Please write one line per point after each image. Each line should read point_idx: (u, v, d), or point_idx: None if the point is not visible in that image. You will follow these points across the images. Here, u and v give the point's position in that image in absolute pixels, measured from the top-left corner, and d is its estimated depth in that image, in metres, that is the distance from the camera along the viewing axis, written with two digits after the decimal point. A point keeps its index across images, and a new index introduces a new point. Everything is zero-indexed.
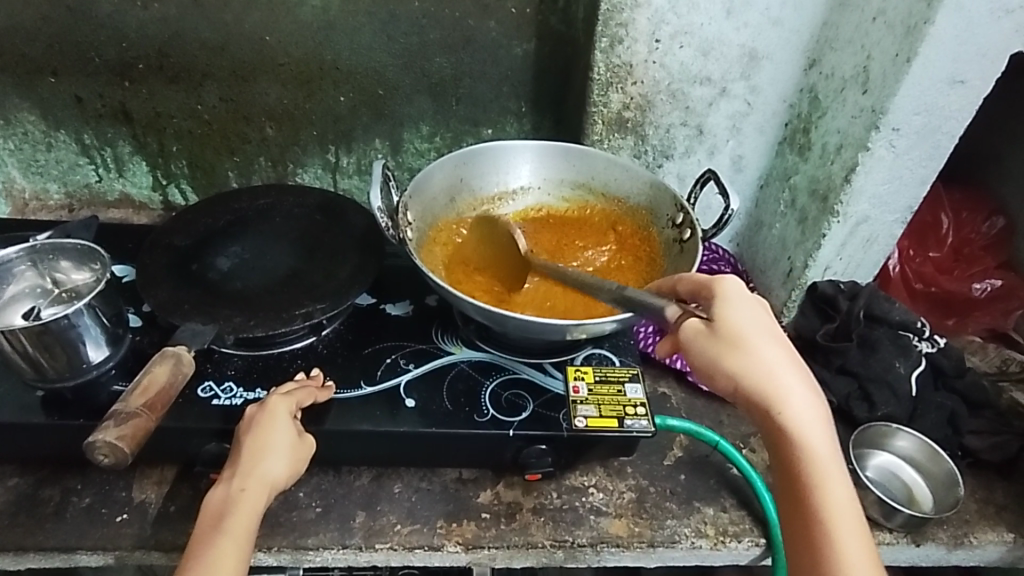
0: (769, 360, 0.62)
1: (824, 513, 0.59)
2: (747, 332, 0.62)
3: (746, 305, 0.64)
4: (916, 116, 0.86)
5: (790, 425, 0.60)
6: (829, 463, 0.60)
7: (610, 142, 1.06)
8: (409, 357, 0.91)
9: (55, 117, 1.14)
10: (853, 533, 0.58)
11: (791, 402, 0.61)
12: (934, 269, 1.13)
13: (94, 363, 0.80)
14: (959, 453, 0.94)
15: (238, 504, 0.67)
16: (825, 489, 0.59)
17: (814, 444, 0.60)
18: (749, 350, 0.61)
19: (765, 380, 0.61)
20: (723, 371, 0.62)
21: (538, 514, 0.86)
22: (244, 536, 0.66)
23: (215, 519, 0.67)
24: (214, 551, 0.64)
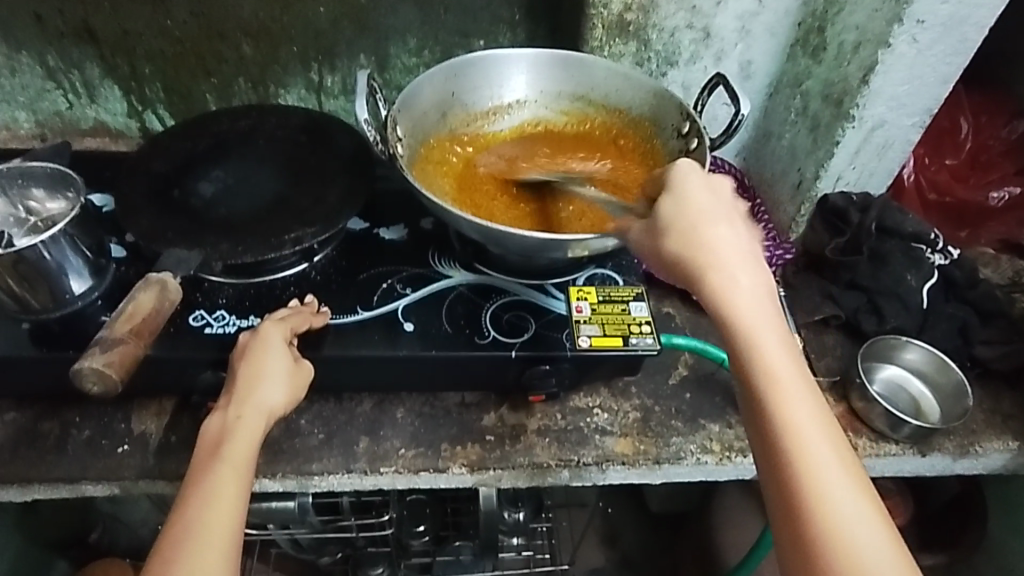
0: (712, 242, 0.57)
1: (773, 408, 0.52)
2: (671, 218, 0.59)
3: (691, 189, 0.60)
4: (943, 6, 0.79)
5: (728, 313, 0.55)
6: (785, 359, 0.53)
7: (611, 49, 0.98)
8: (406, 281, 0.88)
9: (14, 38, 1.07)
10: (818, 446, 0.50)
11: (725, 286, 0.55)
12: (949, 177, 1.10)
13: (77, 294, 0.77)
14: (968, 364, 0.93)
15: (237, 431, 0.66)
16: (778, 381, 0.52)
17: (762, 333, 0.53)
18: (671, 232, 0.58)
19: (696, 264, 0.56)
20: (657, 260, 0.60)
21: (543, 435, 0.85)
22: (245, 462, 0.64)
23: (214, 447, 0.65)
24: (215, 476, 0.62)
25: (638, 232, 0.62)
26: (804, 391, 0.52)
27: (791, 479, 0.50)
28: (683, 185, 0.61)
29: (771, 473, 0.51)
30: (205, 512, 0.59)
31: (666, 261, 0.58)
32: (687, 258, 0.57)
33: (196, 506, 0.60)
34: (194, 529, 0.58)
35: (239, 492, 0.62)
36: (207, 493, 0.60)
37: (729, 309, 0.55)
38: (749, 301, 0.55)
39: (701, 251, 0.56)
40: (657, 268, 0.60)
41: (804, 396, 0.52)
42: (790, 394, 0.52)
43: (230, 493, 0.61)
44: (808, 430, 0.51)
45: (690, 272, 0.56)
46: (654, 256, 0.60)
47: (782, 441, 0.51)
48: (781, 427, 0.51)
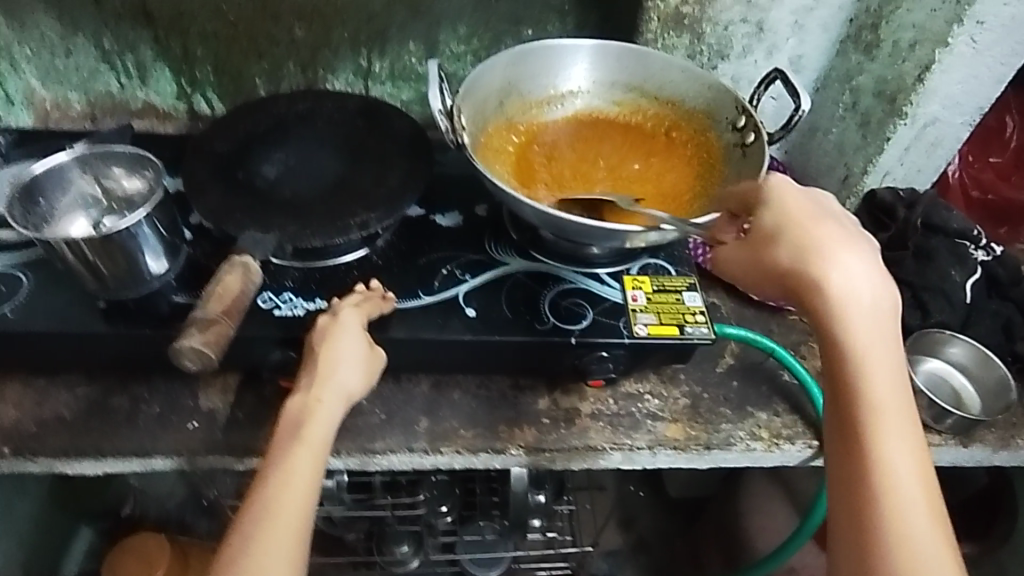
0: (838, 259, 0.62)
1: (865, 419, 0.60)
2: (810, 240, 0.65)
3: (792, 198, 0.66)
4: (1005, 7, 0.81)
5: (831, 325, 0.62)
6: (886, 375, 0.60)
7: (665, 41, 1.00)
8: (465, 267, 0.90)
9: (72, 18, 1.08)
10: (901, 448, 0.59)
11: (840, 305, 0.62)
12: (994, 175, 1.11)
13: (155, 274, 0.80)
14: (1010, 359, 0.95)
15: (314, 414, 0.70)
16: (869, 394, 0.60)
17: (857, 346, 0.61)
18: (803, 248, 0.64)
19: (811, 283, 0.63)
20: (765, 274, 0.66)
21: (596, 419, 0.88)
22: (319, 445, 0.68)
23: (292, 427, 0.69)
24: (293, 457, 0.66)
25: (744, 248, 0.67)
26: (893, 400, 0.60)
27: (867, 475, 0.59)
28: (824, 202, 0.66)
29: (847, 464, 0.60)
30: (279, 490, 0.64)
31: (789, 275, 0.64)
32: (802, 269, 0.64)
33: (273, 484, 0.64)
34: (270, 505, 0.63)
35: (312, 474, 0.66)
36: (284, 473, 0.65)
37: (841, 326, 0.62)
38: (852, 321, 0.61)
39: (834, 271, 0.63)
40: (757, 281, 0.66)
41: (894, 420, 0.60)
42: (887, 420, 0.60)
43: (305, 476, 0.66)
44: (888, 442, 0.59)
45: (810, 285, 0.61)
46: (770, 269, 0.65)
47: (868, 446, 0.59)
48: (868, 439, 0.59)
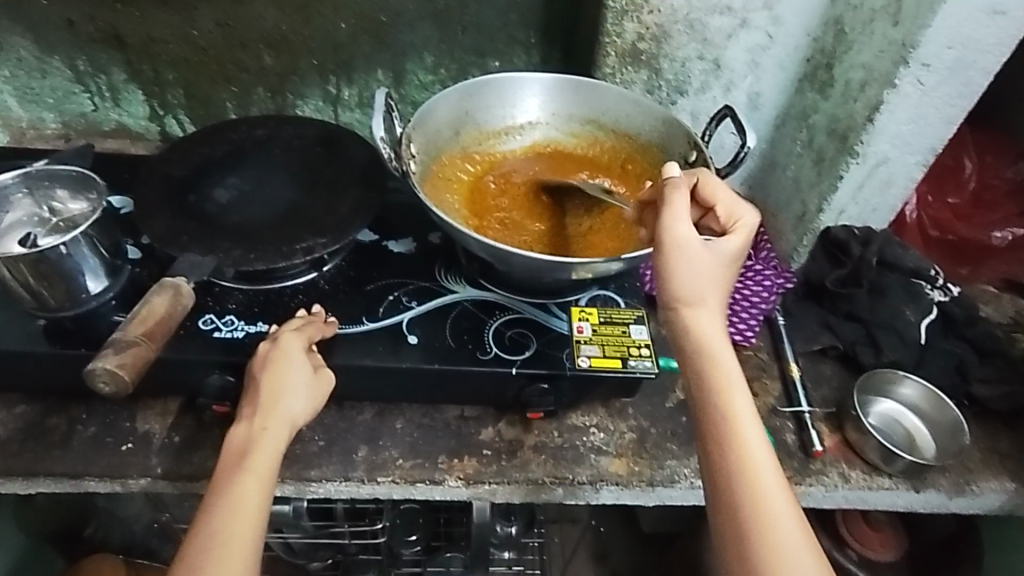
0: (701, 263, 0.64)
1: (732, 433, 0.61)
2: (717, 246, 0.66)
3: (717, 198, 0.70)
4: (948, 51, 0.82)
5: (701, 335, 0.64)
6: (735, 377, 0.63)
7: (622, 76, 1.01)
8: (412, 294, 0.89)
9: (47, 42, 1.10)
10: (756, 437, 0.61)
11: (704, 319, 0.65)
12: (952, 215, 1.12)
13: (93, 293, 0.80)
14: (966, 402, 0.94)
15: (261, 443, 0.69)
16: (735, 406, 0.62)
17: (725, 358, 0.63)
18: (717, 254, 0.65)
19: (707, 290, 0.65)
20: (693, 257, 0.64)
21: (539, 452, 0.86)
22: (265, 473, 0.68)
23: (238, 457, 0.68)
24: (241, 487, 0.65)
25: (684, 226, 0.64)
26: (742, 397, 0.63)
27: (742, 487, 0.59)
28: (740, 220, 0.69)
29: (714, 479, 0.60)
30: (229, 522, 0.63)
31: (702, 270, 0.64)
32: (709, 270, 0.64)
33: (221, 516, 0.63)
34: (219, 539, 0.62)
35: (260, 504, 0.66)
36: (232, 505, 0.64)
37: (703, 333, 0.64)
38: (716, 334, 0.65)
39: (724, 283, 0.66)
40: (676, 267, 0.64)
41: (757, 428, 0.62)
42: (740, 418, 0.61)
43: (253, 506, 0.65)
44: (758, 451, 0.60)
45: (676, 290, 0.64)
46: (697, 260, 0.64)
47: (736, 456, 0.60)
48: (736, 438, 0.61)
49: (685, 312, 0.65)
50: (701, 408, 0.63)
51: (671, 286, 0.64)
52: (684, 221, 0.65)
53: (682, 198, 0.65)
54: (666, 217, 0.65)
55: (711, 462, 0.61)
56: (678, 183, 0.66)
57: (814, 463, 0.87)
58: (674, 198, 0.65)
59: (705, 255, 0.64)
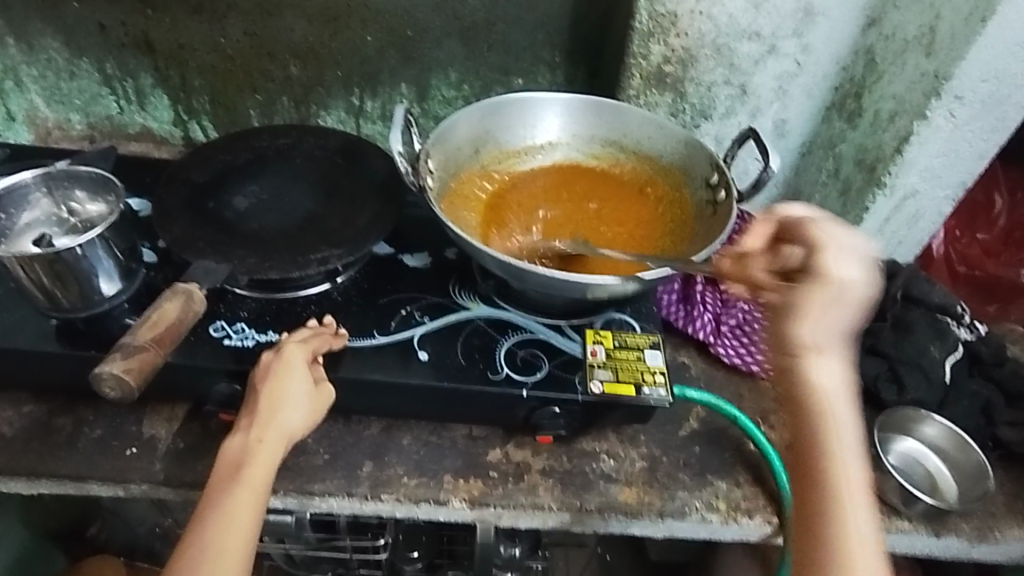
0: (836, 316, 0.59)
1: (835, 485, 0.58)
2: (866, 291, 0.60)
3: (832, 226, 0.62)
4: (983, 84, 0.80)
5: (818, 388, 0.59)
6: (852, 447, 0.59)
7: (647, 98, 1.00)
8: (425, 310, 0.89)
9: (78, 44, 1.12)
10: (863, 513, 0.58)
11: (824, 370, 0.59)
12: (981, 252, 1.11)
13: (107, 295, 0.80)
14: (990, 445, 0.90)
15: (257, 455, 0.69)
16: (841, 462, 0.58)
17: (845, 416, 0.59)
18: (857, 305, 0.59)
19: (830, 343, 0.60)
20: (847, 303, 0.59)
21: (546, 476, 0.84)
22: (259, 485, 0.67)
23: (233, 468, 0.68)
24: (234, 500, 0.65)
25: (848, 268, 0.60)
26: (856, 469, 0.59)
27: (834, 549, 0.57)
28: (866, 259, 0.61)
29: (806, 532, 0.59)
30: (220, 535, 0.63)
31: (842, 319, 0.59)
32: (842, 320, 0.59)
33: (213, 529, 0.63)
34: (210, 552, 0.62)
35: (253, 518, 0.66)
36: (223, 518, 0.64)
37: (818, 384, 0.59)
38: (836, 385, 0.59)
39: (837, 332, 0.60)
40: (812, 312, 0.59)
41: (864, 488, 0.59)
42: (833, 480, 0.58)
43: (245, 520, 0.65)
44: (857, 503, 0.58)
45: (795, 355, 0.60)
46: (840, 304, 0.60)
47: (835, 517, 0.58)
48: (835, 508, 0.58)
49: (806, 360, 0.60)
50: (802, 453, 0.60)
51: (799, 329, 0.59)
52: (845, 264, 0.60)
53: (837, 241, 0.61)
54: (822, 256, 0.61)
55: (807, 520, 0.59)
56: (814, 224, 0.62)
57: None
58: (822, 236, 0.61)
59: (859, 300, 0.59)
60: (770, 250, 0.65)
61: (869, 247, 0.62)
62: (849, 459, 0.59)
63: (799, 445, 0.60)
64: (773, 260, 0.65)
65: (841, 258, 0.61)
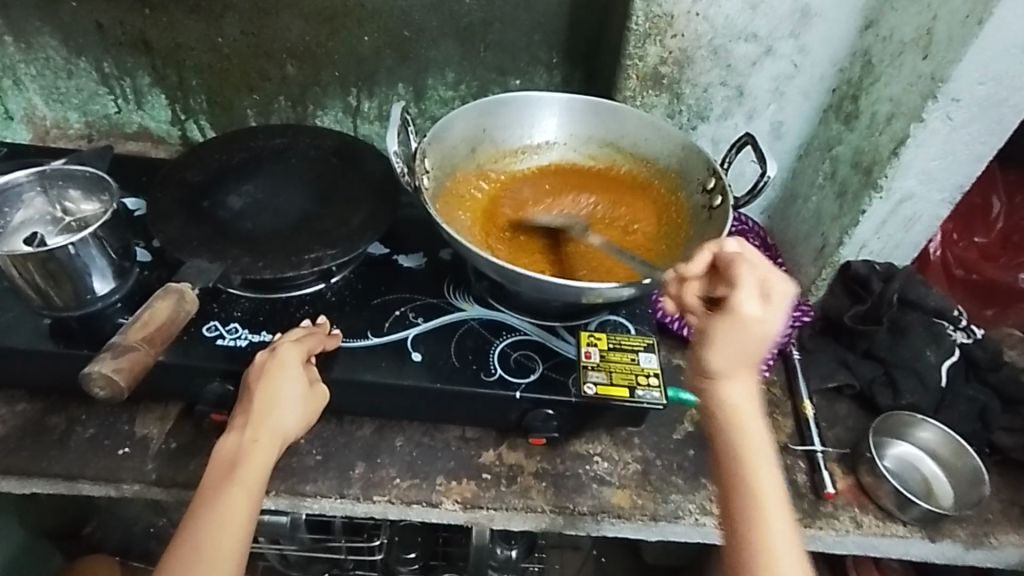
0: (742, 341, 0.59)
1: (749, 515, 0.58)
2: (773, 326, 0.60)
3: (745, 258, 0.62)
4: (980, 86, 0.80)
5: (732, 412, 0.61)
6: (764, 465, 0.60)
7: (643, 99, 0.99)
8: (419, 310, 0.88)
9: (76, 43, 1.12)
10: (782, 540, 0.57)
11: (735, 400, 0.61)
12: (977, 255, 1.10)
13: (99, 294, 0.80)
14: (987, 450, 0.90)
15: (252, 455, 0.69)
16: (759, 495, 0.59)
17: (758, 446, 0.60)
18: (764, 335, 0.59)
19: (739, 370, 0.60)
20: (757, 335, 0.59)
21: (539, 479, 0.84)
22: (254, 485, 0.67)
23: (227, 468, 0.68)
24: (228, 499, 0.65)
25: (750, 302, 0.60)
26: (769, 489, 0.59)
27: (755, 564, 0.57)
28: (778, 293, 0.60)
29: (728, 558, 0.59)
30: (213, 534, 0.62)
31: (748, 349, 0.59)
32: (750, 349, 0.59)
33: (207, 528, 0.63)
34: (203, 551, 0.62)
35: (247, 517, 0.65)
36: (218, 517, 0.64)
37: (730, 409, 0.61)
38: (745, 409, 0.61)
39: (745, 361, 0.60)
40: (722, 341, 0.59)
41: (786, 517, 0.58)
42: (749, 507, 0.58)
43: (239, 518, 0.64)
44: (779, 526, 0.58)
45: (705, 386, 0.62)
46: (749, 337, 0.59)
47: (755, 545, 0.57)
48: (753, 544, 0.57)
49: (716, 386, 0.61)
50: (723, 476, 0.61)
51: (712, 356, 0.60)
52: (751, 298, 0.60)
53: (749, 275, 0.61)
54: (734, 293, 0.60)
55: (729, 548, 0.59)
56: (736, 259, 0.62)
57: (825, 506, 0.84)
58: (740, 272, 0.61)
59: (764, 336, 0.59)
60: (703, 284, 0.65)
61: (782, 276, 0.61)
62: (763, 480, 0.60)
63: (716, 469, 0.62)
64: (709, 289, 0.65)
65: (744, 288, 0.60)
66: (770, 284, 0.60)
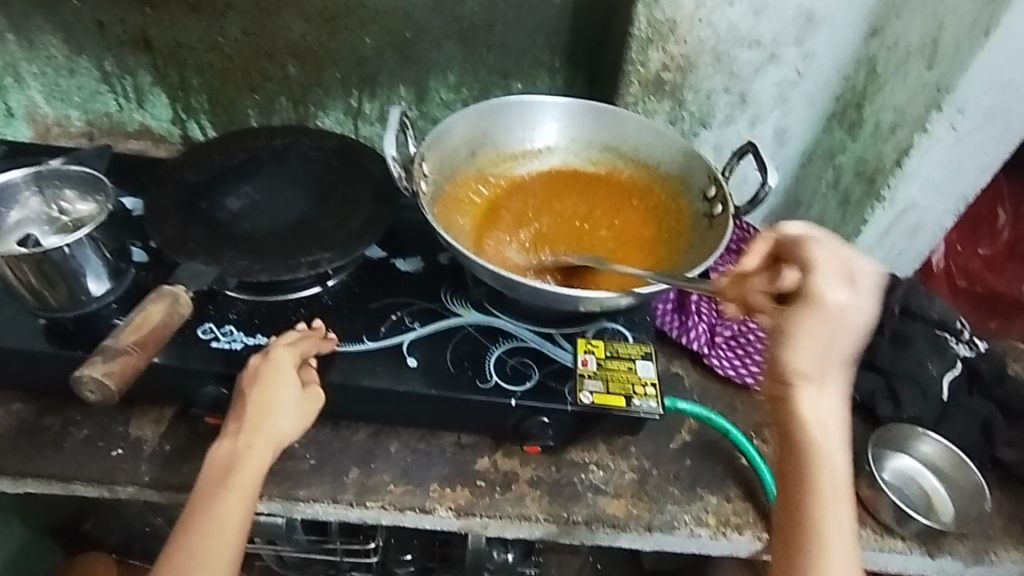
0: (841, 337, 0.58)
1: (812, 497, 0.63)
2: (867, 312, 0.59)
3: (827, 245, 0.59)
4: (986, 96, 0.79)
5: (806, 411, 0.61)
6: (837, 449, 0.62)
7: (645, 105, 0.99)
8: (415, 315, 0.88)
9: (77, 42, 1.12)
10: (840, 504, 0.63)
11: (821, 396, 0.61)
12: (983, 265, 1.09)
13: (94, 295, 0.80)
14: (988, 464, 0.89)
15: (246, 461, 0.70)
16: (827, 484, 0.62)
17: (830, 439, 0.61)
18: (859, 328, 0.59)
19: (830, 363, 0.59)
20: (846, 328, 0.58)
21: (534, 486, 0.83)
22: (248, 492, 0.69)
23: (221, 474, 0.69)
24: (221, 507, 0.67)
25: (835, 292, 0.58)
26: (837, 465, 0.63)
27: (813, 545, 0.63)
28: (858, 278, 0.59)
29: (787, 515, 0.65)
30: (208, 541, 0.65)
31: (838, 346, 0.58)
32: (839, 342, 0.58)
33: (202, 534, 0.65)
34: (201, 556, 0.64)
35: (242, 522, 0.68)
36: (213, 523, 0.66)
37: (809, 407, 0.61)
38: (830, 406, 0.61)
39: (844, 354, 0.59)
40: (805, 339, 0.58)
41: (842, 489, 0.63)
42: (828, 481, 0.62)
43: (235, 524, 0.67)
44: (837, 506, 0.63)
45: (784, 381, 0.61)
46: (838, 329, 0.58)
47: (812, 512, 0.63)
48: (816, 508, 0.63)
49: (800, 384, 0.61)
50: (787, 458, 0.64)
51: (791, 356, 0.59)
52: (836, 287, 0.58)
53: (829, 263, 0.59)
54: (813, 280, 0.58)
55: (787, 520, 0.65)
56: (814, 243, 0.59)
57: None
58: (818, 259, 0.58)
59: (852, 325, 0.58)
60: (766, 275, 0.63)
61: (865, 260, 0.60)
62: (833, 457, 0.62)
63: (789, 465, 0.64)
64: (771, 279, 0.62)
65: (836, 278, 0.59)
66: (857, 271, 0.59)
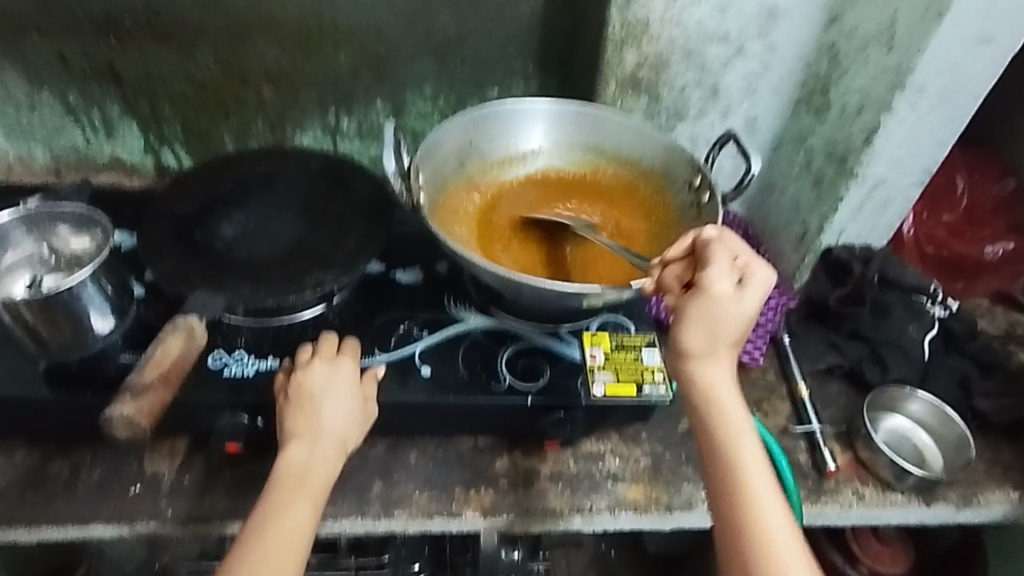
0: (733, 314, 0.66)
1: (736, 476, 0.63)
2: (748, 302, 0.67)
3: (719, 249, 0.69)
4: (939, 76, 0.85)
5: (710, 385, 0.67)
6: (738, 422, 0.66)
7: (623, 104, 1.02)
8: (422, 325, 0.89)
9: (39, 77, 1.09)
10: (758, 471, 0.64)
11: (711, 376, 0.67)
12: (946, 232, 1.16)
13: (100, 334, 0.79)
14: (969, 415, 0.95)
15: (319, 466, 0.71)
16: (741, 464, 0.64)
17: (733, 412, 0.66)
18: (742, 312, 0.67)
19: (724, 339, 0.67)
20: (727, 311, 0.66)
21: (555, 481, 0.86)
22: (320, 499, 0.70)
23: (295, 479, 0.69)
24: (296, 512, 0.67)
25: (718, 280, 0.67)
26: (743, 436, 0.65)
27: (743, 504, 0.62)
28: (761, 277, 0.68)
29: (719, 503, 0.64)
30: (285, 544, 0.65)
31: (717, 324, 0.66)
32: (723, 323, 0.66)
33: (277, 537, 0.65)
34: (273, 558, 0.64)
35: (311, 526, 0.68)
36: (287, 528, 0.66)
37: (710, 386, 0.67)
38: (725, 382, 0.67)
39: (736, 332, 0.67)
40: (694, 319, 0.67)
41: (762, 466, 0.64)
42: (731, 448, 0.65)
43: (305, 529, 0.67)
44: (760, 484, 0.63)
45: (681, 358, 0.68)
46: (722, 313, 0.66)
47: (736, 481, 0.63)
48: (736, 477, 0.63)
49: (695, 364, 0.68)
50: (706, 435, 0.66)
51: (686, 333, 0.67)
52: (722, 276, 0.67)
53: (722, 257, 0.69)
54: (703, 272, 0.68)
55: (716, 492, 0.64)
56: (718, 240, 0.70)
57: (827, 483, 0.88)
58: (714, 254, 0.68)
59: (734, 309, 0.66)
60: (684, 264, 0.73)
61: (759, 263, 0.69)
62: (738, 433, 0.65)
63: (702, 444, 0.66)
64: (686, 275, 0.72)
65: (724, 271, 0.68)
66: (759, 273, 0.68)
